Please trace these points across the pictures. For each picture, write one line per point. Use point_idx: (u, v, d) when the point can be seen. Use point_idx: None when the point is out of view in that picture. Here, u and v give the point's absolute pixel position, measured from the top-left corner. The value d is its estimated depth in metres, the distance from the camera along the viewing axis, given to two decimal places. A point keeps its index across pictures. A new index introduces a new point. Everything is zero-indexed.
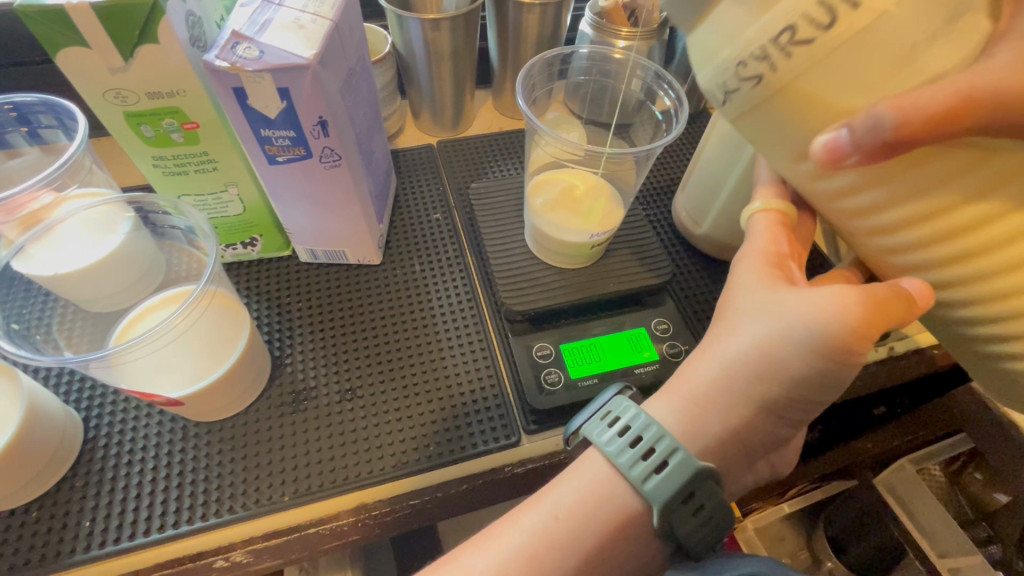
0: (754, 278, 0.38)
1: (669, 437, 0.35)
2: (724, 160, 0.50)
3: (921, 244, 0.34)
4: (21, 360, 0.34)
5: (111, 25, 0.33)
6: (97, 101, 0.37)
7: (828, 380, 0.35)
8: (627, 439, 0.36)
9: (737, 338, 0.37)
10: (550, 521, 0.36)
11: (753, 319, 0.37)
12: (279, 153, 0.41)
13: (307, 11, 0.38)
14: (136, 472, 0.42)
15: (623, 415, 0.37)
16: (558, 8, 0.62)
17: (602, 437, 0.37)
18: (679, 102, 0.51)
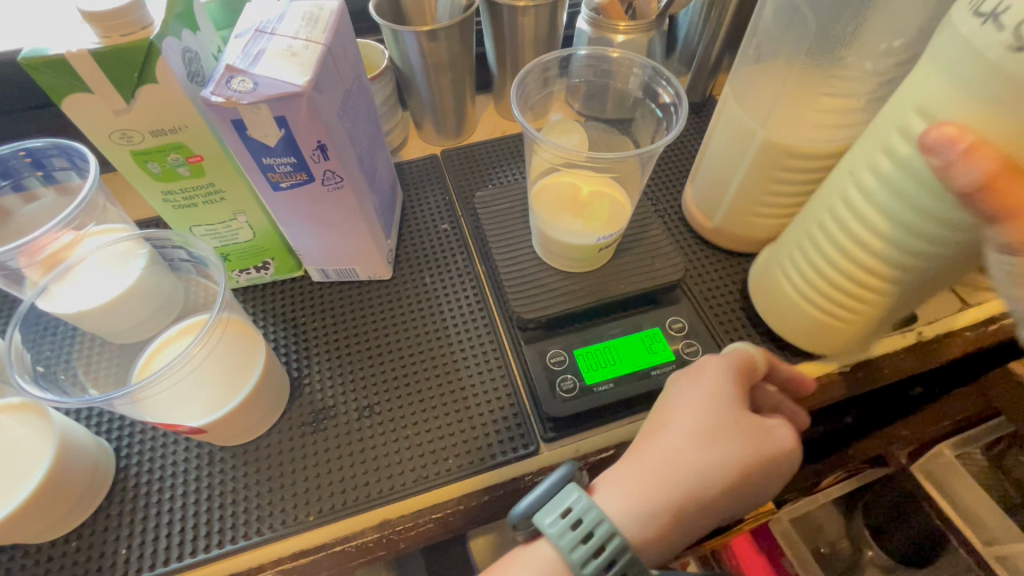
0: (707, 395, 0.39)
1: (619, 534, 0.34)
2: (731, 151, 0.49)
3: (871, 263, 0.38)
4: (50, 403, 0.35)
5: (112, 69, 0.34)
6: (105, 143, 0.38)
7: (738, 497, 0.37)
8: (585, 540, 0.34)
9: (672, 437, 0.38)
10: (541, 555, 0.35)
11: (706, 437, 0.38)
12: (282, 180, 0.41)
13: (299, 37, 0.39)
14: (167, 499, 0.43)
15: (583, 513, 0.35)
16: (553, 8, 0.61)
17: (554, 532, 0.34)
18: (678, 100, 0.50)
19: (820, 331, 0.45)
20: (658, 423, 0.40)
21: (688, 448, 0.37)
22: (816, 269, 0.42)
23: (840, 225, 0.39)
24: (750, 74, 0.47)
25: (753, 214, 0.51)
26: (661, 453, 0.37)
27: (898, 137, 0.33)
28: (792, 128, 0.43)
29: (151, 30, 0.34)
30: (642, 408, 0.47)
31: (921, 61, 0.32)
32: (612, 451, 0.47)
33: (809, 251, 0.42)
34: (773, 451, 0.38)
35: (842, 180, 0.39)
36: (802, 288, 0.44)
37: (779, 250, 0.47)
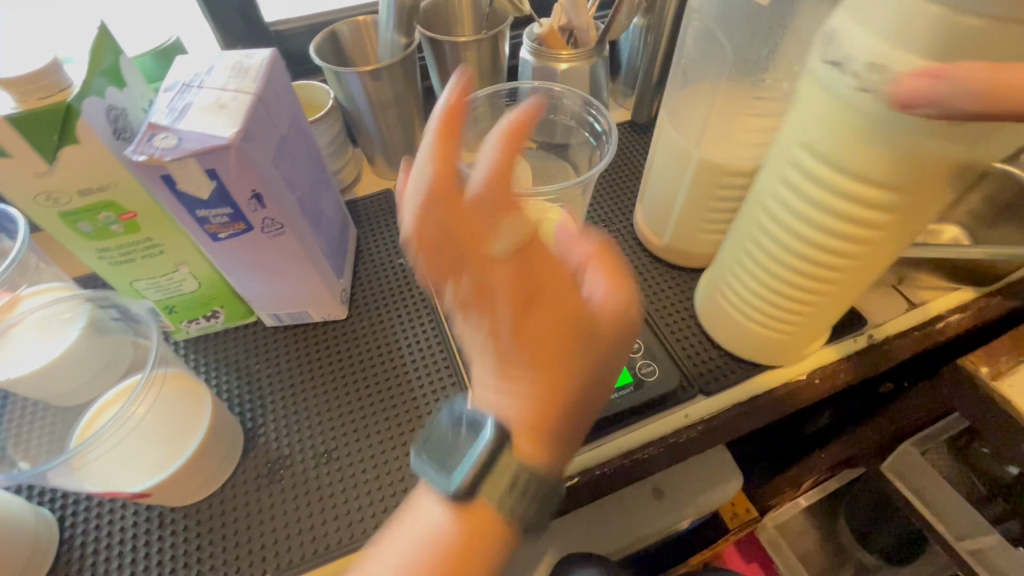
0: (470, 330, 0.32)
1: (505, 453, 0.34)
2: (670, 172, 0.50)
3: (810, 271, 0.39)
4: None
5: (30, 133, 0.34)
6: (29, 206, 0.37)
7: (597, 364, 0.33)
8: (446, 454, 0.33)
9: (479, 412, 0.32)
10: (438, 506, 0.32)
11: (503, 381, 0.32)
12: (219, 231, 0.41)
13: (227, 89, 0.39)
14: (115, 568, 0.41)
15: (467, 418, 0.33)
16: (494, 42, 0.63)
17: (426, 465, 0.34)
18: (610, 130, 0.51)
19: (769, 341, 0.47)
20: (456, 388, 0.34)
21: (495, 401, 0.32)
22: (761, 284, 0.43)
23: (759, 246, 0.41)
24: (683, 97, 0.48)
25: (700, 231, 0.52)
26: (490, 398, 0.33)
27: (787, 166, 0.36)
28: (725, 148, 0.45)
29: (71, 92, 0.34)
30: (603, 433, 0.47)
31: (786, 110, 0.36)
32: (576, 480, 0.45)
33: (736, 271, 0.45)
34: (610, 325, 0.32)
35: (749, 209, 0.42)
36: (735, 301, 0.46)
37: (709, 270, 0.50)
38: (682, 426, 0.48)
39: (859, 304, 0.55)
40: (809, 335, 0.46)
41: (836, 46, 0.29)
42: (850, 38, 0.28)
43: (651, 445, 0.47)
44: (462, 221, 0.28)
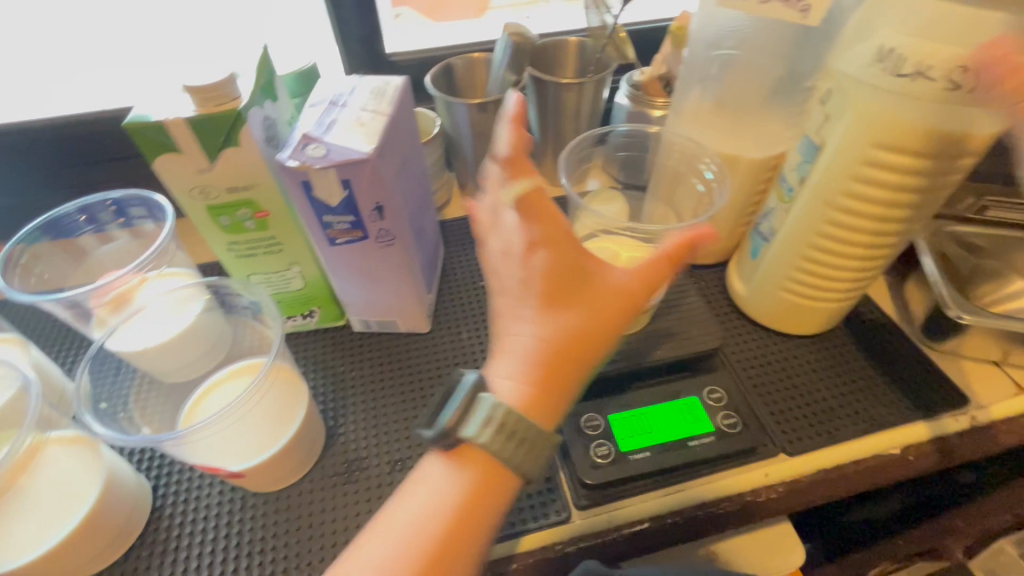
0: (507, 264, 0.38)
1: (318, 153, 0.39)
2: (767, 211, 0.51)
3: (869, 228, 0.44)
4: (113, 441, 0.36)
5: (202, 133, 0.38)
6: (184, 197, 0.41)
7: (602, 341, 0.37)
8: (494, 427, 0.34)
9: (517, 330, 0.36)
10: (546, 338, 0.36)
11: (548, 316, 0.36)
12: (339, 236, 0.44)
13: (366, 109, 0.43)
14: (197, 544, 0.43)
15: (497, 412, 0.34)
16: (596, 86, 0.65)
17: (479, 438, 0.34)
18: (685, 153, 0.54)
19: (826, 306, 0.51)
20: (506, 320, 0.38)
21: (527, 329, 0.36)
22: (823, 255, 0.47)
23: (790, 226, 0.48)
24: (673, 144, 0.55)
25: (785, 288, 0.51)
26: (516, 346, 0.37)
27: (818, 149, 0.43)
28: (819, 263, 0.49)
29: (242, 100, 0.38)
30: (677, 481, 0.45)
31: (819, 102, 0.43)
32: (646, 524, 0.44)
33: (791, 252, 0.49)
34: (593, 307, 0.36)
35: (780, 193, 0.49)
36: (768, 282, 0.52)
37: (744, 257, 0.56)
38: (760, 486, 0.46)
39: (957, 382, 0.52)
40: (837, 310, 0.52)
41: (860, 51, 0.38)
42: (868, 46, 0.37)
43: (728, 500, 0.46)
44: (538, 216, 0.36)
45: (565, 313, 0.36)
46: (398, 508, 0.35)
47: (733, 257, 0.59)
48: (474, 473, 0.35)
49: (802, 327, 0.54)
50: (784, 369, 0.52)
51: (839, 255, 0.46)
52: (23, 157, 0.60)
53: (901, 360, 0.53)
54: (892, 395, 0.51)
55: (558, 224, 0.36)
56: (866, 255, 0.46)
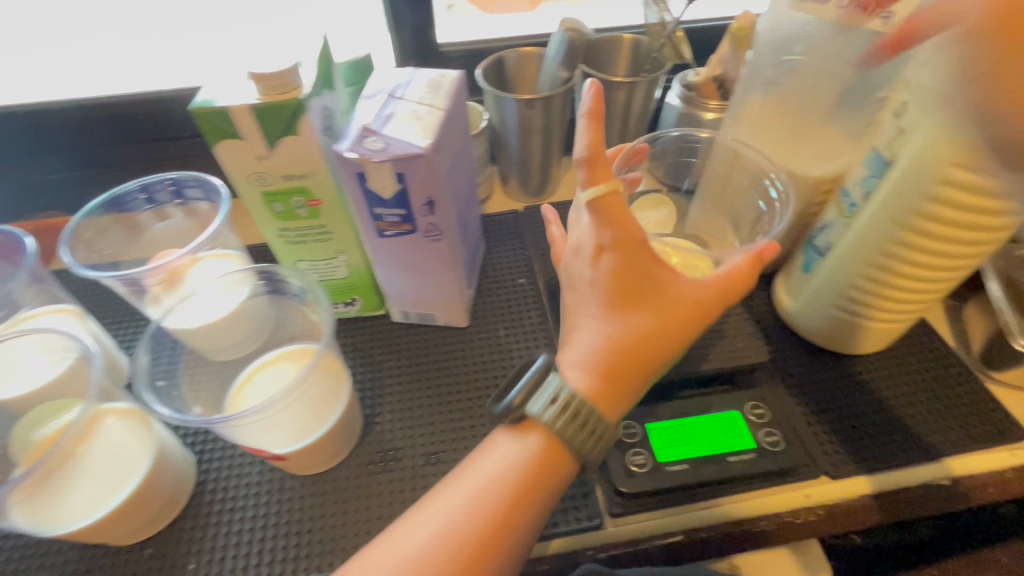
0: (578, 262, 0.39)
1: (376, 146, 0.39)
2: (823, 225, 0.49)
3: (938, 250, 0.42)
4: (166, 417, 0.37)
5: (264, 120, 0.38)
6: (242, 182, 0.42)
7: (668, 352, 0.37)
8: (564, 413, 0.36)
9: (585, 329, 0.38)
10: (615, 333, 0.36)
11: (615, 315, 0.37)
12: (387, 228, 0.44)
13: (423, 103, 0.42)
14: (236, 520, 0.45)
15: (568, 397, 0.36)
16: (649, 85, 0.63)
17: (544, 415, 0.36)
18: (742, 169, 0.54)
19: (879, 327, 0.49)
20: (576, 317, 0.39)
21: (596, 327, 0.37)
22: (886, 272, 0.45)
23: (849, 243, 0.46)
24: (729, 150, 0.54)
25: (836, 304, 0.50)
26: (577, 344, 0.38)
27: (888, 166, 0.42)
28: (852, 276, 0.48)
29: (305, 89, 0.39)
30: (714, 496, 0.44)
31: (895, 118, 0.42)
32: (679, 538, 0.43)
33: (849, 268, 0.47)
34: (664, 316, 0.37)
35: (840, 208, 0.47)
36: (819, 298, 0.50)
37: (794, 272, 0.54)
38: (799, 508, 0.45)
39: (1017, 415, 0.49)
40: (895, 328, 0.50)
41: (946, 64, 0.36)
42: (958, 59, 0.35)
43: (764, 519, 0.44)
44: (611, 209, 0.36)
45: (634, 316, 0.36)
46: (472, 468, 0.37)
47: (781, 269, 0.57)
48: (538, 443, 0.36)
49: (852, 347, 0.52)
50: (831, 389, 0.51)
51: (903, 274, 0.44)
52: (83, 134, 0.62)
53: (957, 385, 0.51)
54: (946, 422, 0.48)
55: (634, 243, 0.36)
56: (931, 278, 0.44)
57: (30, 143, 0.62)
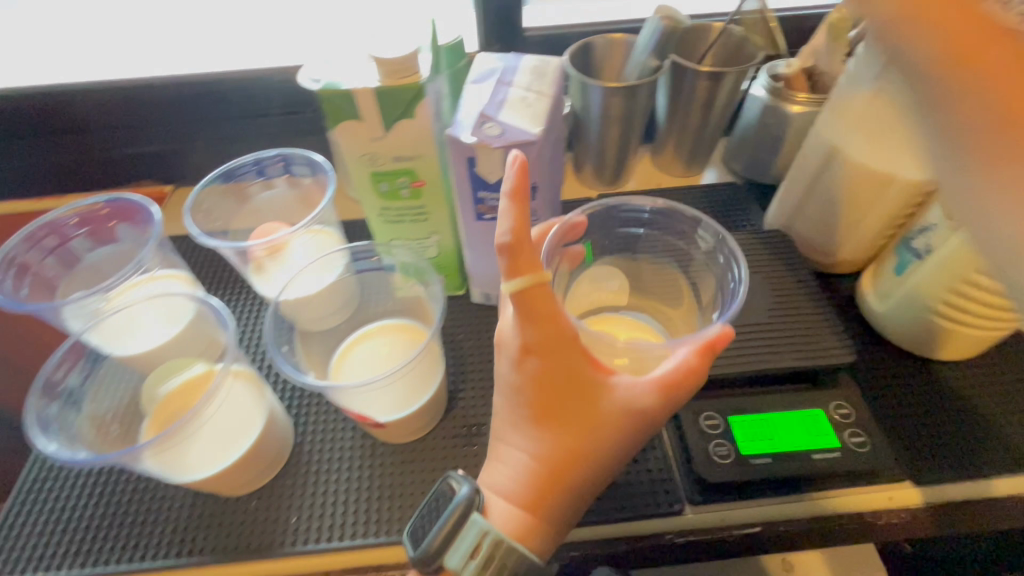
0: (504, 362, 0.41)
1: (492, 131, 0.40)
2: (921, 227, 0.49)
3: None
4: (290, 376, 0.41)
5: (385, 103, 0.40)
6: (354, 162, 0.44)
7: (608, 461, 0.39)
8: (482, 558, 0.38)
9: (512, 442, 0.40)
10: (538, 457, 0.39)
11: (536, 433, 0.39)
12: (488, 212, 0.45)
13: (530, 90, 0.43)
14: (333, 481, 0.48)
15: (485, 542, 0.38)
16: (738, 76, 0.62)
17: (463, 569, 0.38)
18: (723, 246, 0.49)
19: (974, 334, 0.48)
20: (506, 426, 0.41)
21: (519, 443, 0.40)
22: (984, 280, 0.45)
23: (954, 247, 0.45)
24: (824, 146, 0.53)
25: (932, 309, 0.49)
26: (506, 452, 0.41)
27: None
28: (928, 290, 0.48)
29: (423, 76, 0.40)
30: (794, 491, 0.45)
31: None
32: (758, 528, 0.45)
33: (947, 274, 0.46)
34: (592, 416, 0.39)
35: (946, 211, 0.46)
36: (912, 301, 0.50)
37: (884, 273, 0.53)
38: (880, 510, 0.45)
39: None
40: (991, 336, 0.49)
41: None
42: None
43: (844, 517, 0.45)
44: (542, 306, 0.37)
45: (555, 431, 0.39)
46: None
47: (868, 268, 0.56)
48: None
49: (942, 353, 0.51)
50: (918, 393, 0.50)
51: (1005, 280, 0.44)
52: (184, 108, 0.65)
53: None
54: None
55: (563, 349, 0.38)
56: None
57: (129, 115, 0.65)
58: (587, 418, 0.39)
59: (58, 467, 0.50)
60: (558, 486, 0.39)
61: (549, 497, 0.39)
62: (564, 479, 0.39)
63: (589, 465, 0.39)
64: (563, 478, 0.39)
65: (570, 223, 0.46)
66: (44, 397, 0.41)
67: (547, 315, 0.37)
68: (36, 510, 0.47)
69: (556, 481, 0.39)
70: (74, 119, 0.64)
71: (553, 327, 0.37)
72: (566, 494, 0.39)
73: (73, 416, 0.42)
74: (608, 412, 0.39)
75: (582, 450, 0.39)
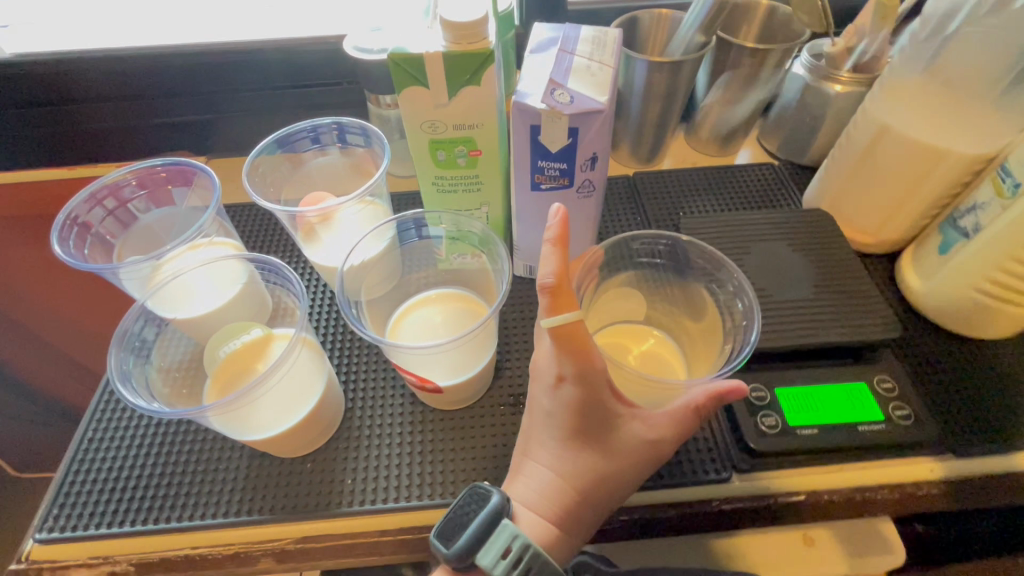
0: (539, 390, 0.42)
1: (562, 98, 0.40)
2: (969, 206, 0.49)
3: None
4: (353, 327, 0.41)
5: (452, 68, 0.40)
6: (414, 129, 0.44)
7: (622, 488, 0.41)
8: (517, 564, 0.38)
9: (538, 460, 0.42)
10: (564, 476, 0.41)
11: (564, 455, 0.41)
12: (545, 182, 0.46)
13: (593, 59, 0.43)
14: (385, 445, 0.49)
15: (517, 544, 0.38)
16: (783, 54, 0.62)
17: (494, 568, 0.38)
18: (750, 315, 0.43)
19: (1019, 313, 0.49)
20: (531, 446, 0.43)
21: (547, 462, 0.41)
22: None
23: (1005, 225, 0.46)
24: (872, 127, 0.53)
25: (978, 287, 0.49)
26: (530, 469, 0.42)
27: None
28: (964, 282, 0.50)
29: (490, 42, 0.40)
30: (838, 460, 0.47)
31: None
32: (802, 497, 0.46)
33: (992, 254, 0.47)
34: (613, 452, 0.41)
35: (999, 189, 0.46)
36: (955, 279, 0.50)
37: (926, 253, 0.54)
38: (922, 481, 0.46)
39: None
40: None
41: None
42: None
43: (886, 488, 0.46)
44: (580, 342, 0.38)
45: (582, 453, 0.41)
46: None
47: (909, 248, 0.57)
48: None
49: (984, 331, 0.52)
50: (958, 370, 0.51)
51: None
52: (224, 77, 0.65)
53: None
54: None
55: (596, 383, 0.39)
56: None
57: (170, 84, 0.65)
58: (611, 449, 0.41)
59: (112, 427, 0.50)
60: (577, 506, 0.41)
61: (566, 518, 0.41)
62: (582, 503, 0.41)
63: (607, 491, 0.41)
64: (582, 501, 0.41)
65: (594, 256, 0.45)
66: (122, 349, 0.42)
67: (584, 351, 0.39)
68: (93, 467, 0.48)
69: (574, 503, 0.41)
70: (115, 86, 0.64)
71: (591, 363, 0.39)
72: (581, 514, 0.41)
73: (145, 368, 0.44)
74: (632, 446, 0.41)
75: (603, 478, 0.41)
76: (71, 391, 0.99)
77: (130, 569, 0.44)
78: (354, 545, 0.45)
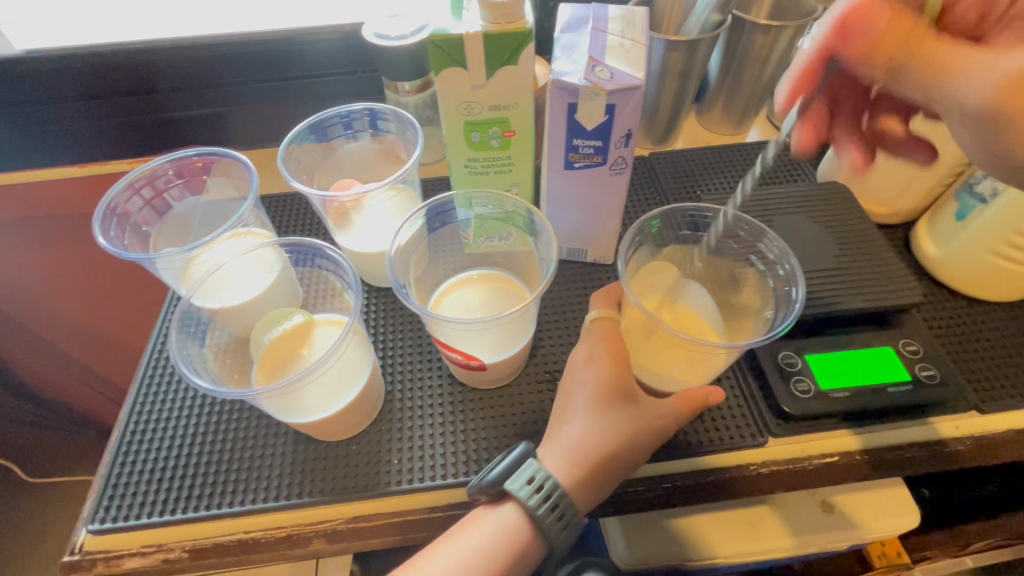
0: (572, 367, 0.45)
1: (601, 76, 0.41)
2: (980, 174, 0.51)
3: None
4: (401, 299, 0.42)
5: (492, 48, 0.40)
6: (449, 111, 0.44)
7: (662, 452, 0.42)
8: (545, 498, 0.39)
9: (573, 424, 0.42)
10: (599, 440, 0.41)
11: (603, 422, 0.42)
12: (578, 160, 0.47)
13: (625, 36, 0.43)
14: (428, 425, 0.50)
15: (547, 482, 0.40)
16: (796, 32, 0.63)
17: (522, 492, 0.40)
18: (794, 281, 0.45)
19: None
20: (568, 416, 0.44)
21: (583, 425, 0.42)
22: None
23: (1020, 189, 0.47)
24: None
25: (993, 251, 0.51)
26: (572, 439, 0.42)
27: None
28: (974, 250, 0.52)
29: (527, 21, 0.40)
30: (869, 421, 0.48)
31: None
32: (837, 458, 0.47)
33: (998, 219, 0.49)
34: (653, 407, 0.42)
35: None
36: (971, 243, 0.52)
37: (941, 219, 0.56)
38: (951, 438, 0.48)
39: None
40: None
41: None
42: None
43: (916, 446, 0.48)
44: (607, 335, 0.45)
45: (624, 418, 0.42)
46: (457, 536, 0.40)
47: (924, 216, 0.59)
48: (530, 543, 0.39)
49: (998, 294, 0.54)
50: (976, 332, 0.53)
51: None
52: (234, 69, 0.65)
53: None
54: None
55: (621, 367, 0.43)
56: None
57: (183, 79, 0.64)
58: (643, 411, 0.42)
59: (153, 420, 0.50)
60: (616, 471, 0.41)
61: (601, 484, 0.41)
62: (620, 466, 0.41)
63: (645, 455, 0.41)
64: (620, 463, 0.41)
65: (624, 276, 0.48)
66: (181, 332, 0.43)
67: (615, 345, 0.45)
68: (139, 460, 0.48)
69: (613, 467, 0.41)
70: (130, 80, 0.64)
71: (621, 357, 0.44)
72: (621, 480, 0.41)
73: (201, 350, 0.45)
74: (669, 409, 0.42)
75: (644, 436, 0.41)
76: (83, 396, 0.97)
77: (184, 556, 0.45)
78: (403, 523, 0.46)
